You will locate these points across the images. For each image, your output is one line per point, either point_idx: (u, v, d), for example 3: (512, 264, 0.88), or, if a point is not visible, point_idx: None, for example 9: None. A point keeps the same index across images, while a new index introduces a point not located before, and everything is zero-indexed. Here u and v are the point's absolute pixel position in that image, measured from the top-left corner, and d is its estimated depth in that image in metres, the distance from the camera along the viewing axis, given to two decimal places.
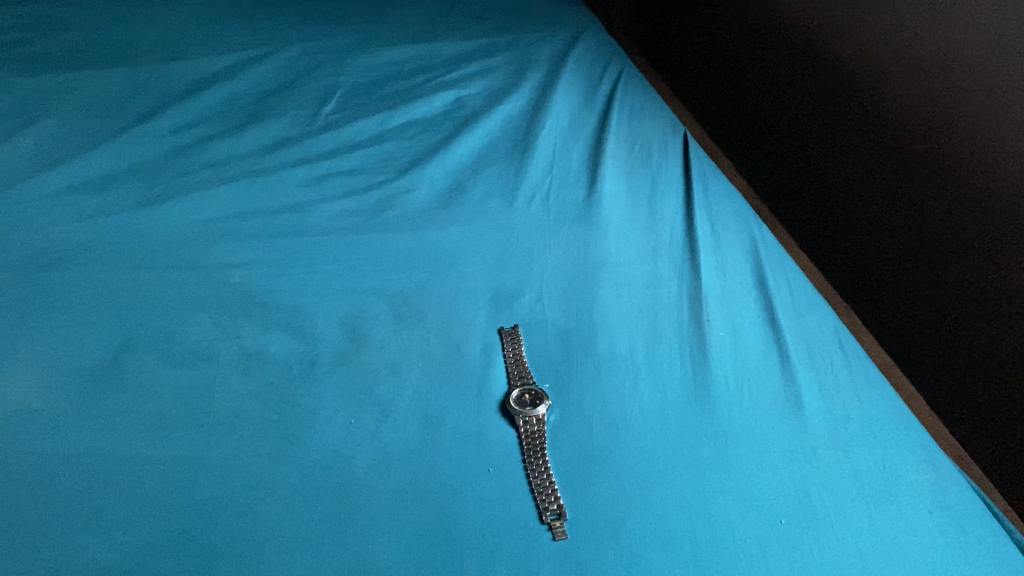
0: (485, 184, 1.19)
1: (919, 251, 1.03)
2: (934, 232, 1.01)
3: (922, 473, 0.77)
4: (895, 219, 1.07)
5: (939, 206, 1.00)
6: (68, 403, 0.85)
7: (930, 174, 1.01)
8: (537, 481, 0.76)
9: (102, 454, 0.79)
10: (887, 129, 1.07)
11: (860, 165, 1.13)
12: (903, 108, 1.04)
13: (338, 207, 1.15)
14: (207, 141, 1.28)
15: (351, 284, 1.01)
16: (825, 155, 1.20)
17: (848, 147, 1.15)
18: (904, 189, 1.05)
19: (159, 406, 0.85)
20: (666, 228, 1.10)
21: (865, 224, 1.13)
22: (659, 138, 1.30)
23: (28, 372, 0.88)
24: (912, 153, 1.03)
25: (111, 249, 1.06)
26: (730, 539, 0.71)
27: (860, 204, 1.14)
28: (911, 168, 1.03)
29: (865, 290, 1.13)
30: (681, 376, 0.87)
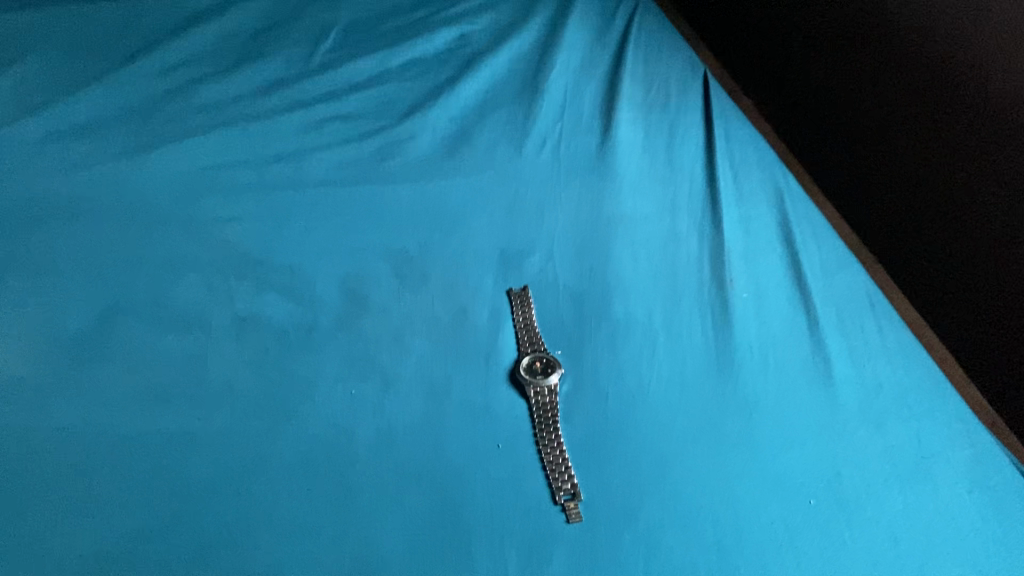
0: (492, 130, 1.12)
1: (928, 193, 0.95)
2: (943, 172, 0.92)
3: (961, 449, 0.72)
4: (906, 162, 0.98)
5: (947, 144, 0.91)
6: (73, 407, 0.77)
7: (937, 108, 0.92)
8: (552, 458, 0.72)
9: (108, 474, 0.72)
10: (894, 61, 0.98)
11: (867, 102, 1.04)
12: (909, 38, 0.95)
13: (336, 156, 1.08)
14: (197, 83, 1.21)
15: (351, 242, 0.95)
16: (840, 81, 1.09)
17: (853, 83, 1.06)
18: (911, 128, 0.96)
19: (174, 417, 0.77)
20: (685, 178, 1.03)
21: (884, 159, 1.02)
22: (677, 79, 1.22)
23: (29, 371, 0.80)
24: (919, 89, 0.94)
25: (99, 203, 1.00)
26: (755, 525, 0.67)
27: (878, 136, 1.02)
28: (918, 105, 0.95)
29: (884, 232, 1.03)
30: (702, 343, 0.82)
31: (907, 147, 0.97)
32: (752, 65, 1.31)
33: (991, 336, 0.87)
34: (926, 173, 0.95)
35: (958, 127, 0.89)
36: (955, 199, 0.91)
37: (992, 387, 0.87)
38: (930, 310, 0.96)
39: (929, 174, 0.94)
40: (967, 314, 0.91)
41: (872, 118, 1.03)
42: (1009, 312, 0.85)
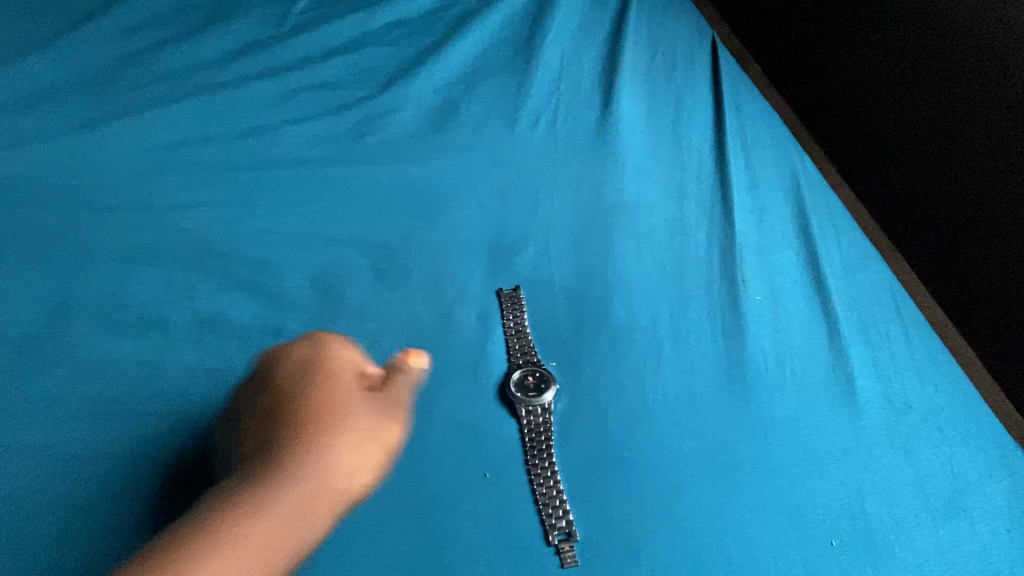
0: (482, 102, 1.02)
1: (964, 180, 0.87)
2: (986, 158, 0.84)
3: (997, 480, 0.66)
4: (946, 148, 0.89)
5: (994, 127, 0.83)
6: (331, 435, 0.56)
7: (986, 87, 0.84)
8: (545, 488, 0.64)
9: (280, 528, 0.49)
10: (936, 32, 0.89)
11: (896, 76, 0.95)
12: (959, 8, 0.87)
13: (310, 131, 0.99)
14: (161, 46, 1.09)
15: (325, 232, 0.87)
16: (870, 50, 0.98)
17: (881, 53, 0.97)
18: (951, 108, 0.88)
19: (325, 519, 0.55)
20: (693, 160, 0.94)
21: (917, 142, 0.92)
22: (684, 45, 1.12)
23: (362, 391, 0.62)
24: (965, 66, 0.86)
25: (45, 181, 0.90)
26: (774, 567, 0.60)
27: (911, 116, 0.93)
28: (962, 83, 0.86)
29: (906, 219, 0.95)
30: (713, 352, 0.74)
31: (944, 129, 0.89)
32: (758, 21, 1.19)
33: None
34: (965, 158, 0.87)
35: (1011, 109, 0.81)
36: (998, 188, 0.83)
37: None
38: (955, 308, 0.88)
39: (974, 165, 0.86)
40: (1000, 314, 0.84)
41: (906, 96, 0.94)
42: None
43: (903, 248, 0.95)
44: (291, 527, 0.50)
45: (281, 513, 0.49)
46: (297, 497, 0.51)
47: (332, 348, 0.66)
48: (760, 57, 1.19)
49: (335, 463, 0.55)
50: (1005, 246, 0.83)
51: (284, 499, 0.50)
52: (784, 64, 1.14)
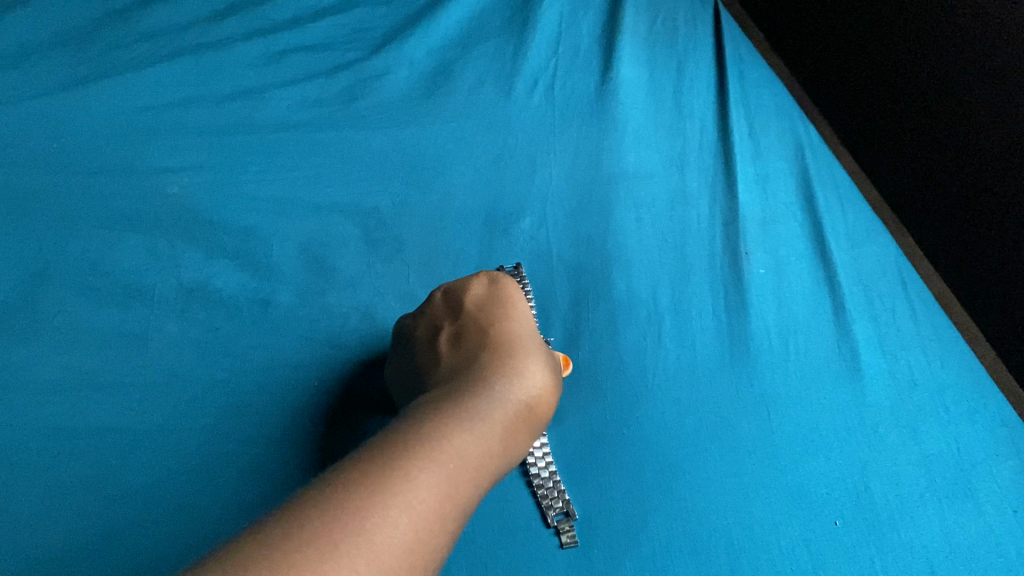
0: (478, 65, 0.98)
1: (969, 154, 0.85)
2: (997, 130, 0.81)
3: (1005, 460, 0.64)
4: (952, 124, 0.87)
5: (1006, 100, 0.80)
6: (516, 369, 0.53)
7: (999, 58, 0.80)
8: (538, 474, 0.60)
9: (480, 447, 0.45)
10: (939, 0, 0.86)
11: (898, 46, 0.92)
12: None
13: (299, 94, 0.95)
14: (144, 4, 1.04)
15: (314, 199, 0.84)
16: (874, 17, 0.95)
17: (885, 17, 0.94)
18: (963, 77, 0.85)
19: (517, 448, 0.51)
20: (694, 128, 0.92)
21: (924, 114, 0.90)
22: (686, 7, 1.07)
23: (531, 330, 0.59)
24: (978, 33, 0.82)
25: (24, 143, 0.86)
26: (776, 548, 0.59)
27: (917, 89, 0.91)
28: (975, 52, 0.83)
29: (910, 193, 0.93)
30: (714, 328, 0.72)
31: (953, 98, 0.86)
32: None
33: None
34: (976, 129, 0.84)
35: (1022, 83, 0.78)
36: (1002, 163, 0.81)
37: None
38: (960, 285, 0.86)
39: (979, 141, 0.84)
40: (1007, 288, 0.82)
41: (911, 66, 0.91)
42: None
43: (909, 223, 0.93)
44: (494, 451, 0.46)
45: (485, 437, 0.46)
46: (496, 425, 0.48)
47: (508, 287, 0.62)
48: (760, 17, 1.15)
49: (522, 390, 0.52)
50: (1011, 224, 0.81)
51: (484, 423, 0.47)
52: (784, 24, 1.10)
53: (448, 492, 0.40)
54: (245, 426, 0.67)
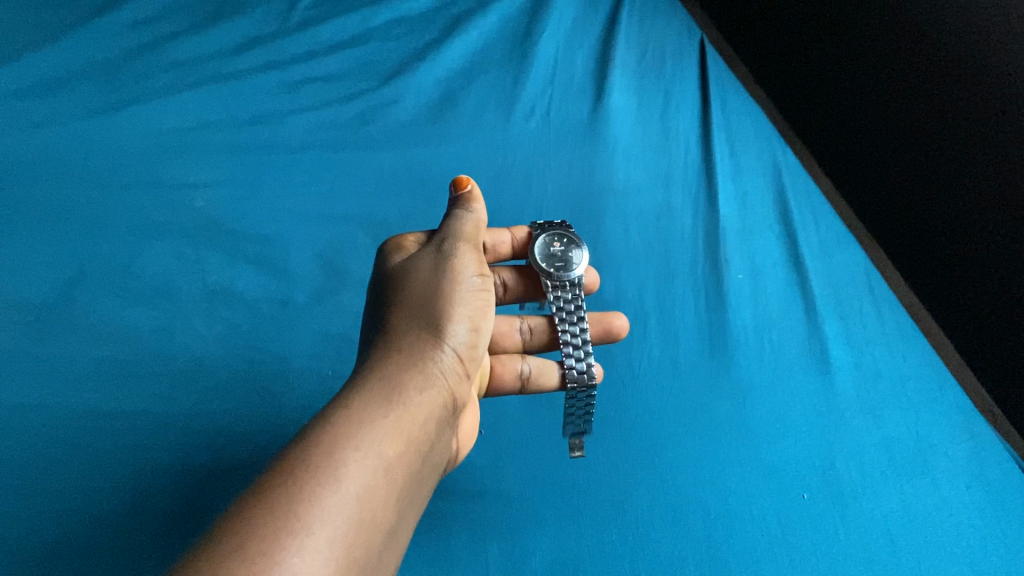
0: (480, 94, 1.07)
1: (928, 183, 0.93)
2: (969, 156, 0.87)
3: (960, 442, 0.70)
4: (914, 154, 0.95)
5: (977, 127, 0.86)
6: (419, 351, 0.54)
7: (951, 98, 0.89)
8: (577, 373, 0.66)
9: (385, 439, 0.46)
10: (900, 47, 0.95)
11: (869, 86, 1.01)
12: (917, 27, 0.93)
13: (314, 118, 1.03)
14: (170, 38, 1.13)
15: (329, 210, 0.92)
16: (848, 61, 1.05)
17: (856, 61, 1.03)
18: (924, 114, 0.93)
19: (441, 419, 0.52)
20: (679, 148, 0.99)
21: (891, 147, 0.98)
22: (674, 44, 1.16)
23: (428, 272, 0.59)
24: (952, 66, 0.88)
25: (63, 162, 0.94)
26: (747, 517, 0.64)
27: (885, 124, 0.99)
28: (948, 84, 0.89)
29: (884, 215, 1.00)
30: (695, 325, 0.78)
31: (913, 134, 0.95)
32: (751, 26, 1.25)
33: (994, 329, 0.85)
34: (932, 161, 0.92)
35: (992, 111, 0.84)
36: (956, 190, 0.89)
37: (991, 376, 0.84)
38: (929, 295, 0.93)
39: (936, 171, 0.92)
40: (973, 305, 0.87)
41: (879, 105, 1.00)
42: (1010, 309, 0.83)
43: (883, 241, 1.00)
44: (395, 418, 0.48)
45: (389, 434, 0.46)
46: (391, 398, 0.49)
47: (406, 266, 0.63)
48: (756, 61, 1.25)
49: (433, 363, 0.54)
50: (967, 243, 0.88)
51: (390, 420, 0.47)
52: (775, 68, 1.20)
53: (351, 505, 0.41)
54: (264, 409, 0.73)
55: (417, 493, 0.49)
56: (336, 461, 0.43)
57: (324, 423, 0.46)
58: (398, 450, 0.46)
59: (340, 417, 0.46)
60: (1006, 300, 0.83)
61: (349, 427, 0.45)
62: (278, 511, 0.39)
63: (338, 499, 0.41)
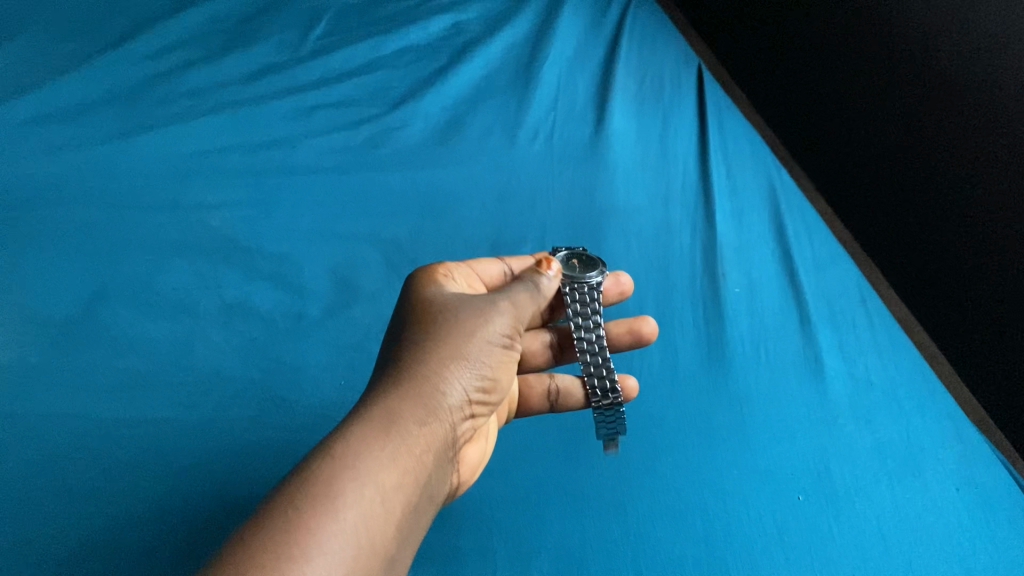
0: (485, 118, 1.11)
1: (919, 208, 0.98)
2: (968, 170, 0.90)
3: (949, 446, 0.72)
4: (905, 182, 1.00)
5: (976, 141, 0.89)
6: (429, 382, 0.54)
7: (939, 135, 0.94)
8: (598, 391, 0.71)
9: (385, 473, 0.47)
10: (892, 84, 1.01)
11: (861, 117, 1.06)
12: (907, 67, 0.98)
13: (326, 142, 1.07)
14: (187, 67, 1.17)
15: (341, 229, 0.95)
16: (841, 92, 1.10)
17: (849, 94, 1.08)
18: (915, 146, 0.98)
19: (439, 453, 0.53)
20: (678, 169, 1.03)
21: (883, 173, 1.03)
22: (672, 70, 1.20)
23: (451, 306, 0.59)
24: (950, 86, 0.92)
25: (85, 185, 0.98)
26: (745, 517, 0.66)
27: (877, 154, 1.04)
28: (946, 102, 0.93)
29: (878, 235, 1.05)
30: (694, 336, 0.81)
31: (904, 163, 0.99)
32: (749, 54, 1.30)
33: (984, 342, 0.88)
34: (923, 189, 0.97)
35: (991, 125, 0.87)
36: (944, 217, 0.94)
37: (981, 385, 0.87)
38: (922, 309, 0.96)
39: (925, 198, 0.97)
40: (972, 317, 0.90)
41: (872, 134, 1.05)
42: (999, 325, 0.87)
43: (879, 259, 1.04)
44: (396, 455, 0.49)
45: (388, 471, 0.47)
46: (394, 433, 0.50)
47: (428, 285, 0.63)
48: (753, 86, 1.30)
49: (440, 396, 0.54)
50: (956, 263, 0.93)
51: (389, 458, 0.48)
52: (771, 93, 1.25)
53: (345, 539, 0.43)
54: (278, 418, 0.76)
55: (414, 524, 0.50)
56: (333, 494, 0.44)
57: (328, 453, 0.47)
58: (393, 483, 0.47)
59: (339, 449, 0.47)
60: (994, 316, 0.88)
61: (346, 460, 0.46)
62: (276, 541, 0.40)
63: (333, 533, 0.42)
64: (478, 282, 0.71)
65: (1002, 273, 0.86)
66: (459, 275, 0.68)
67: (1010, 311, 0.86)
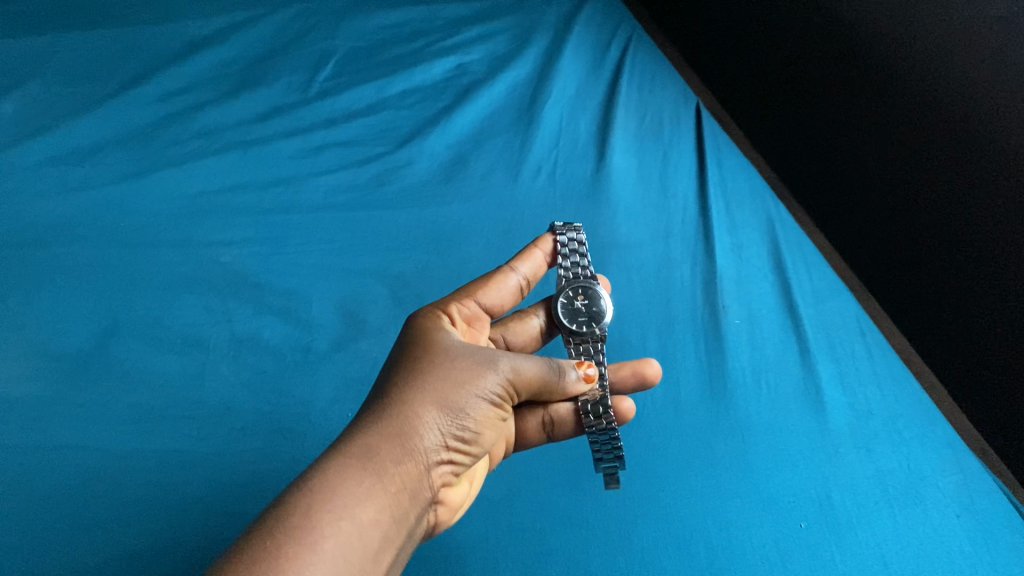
0: (488, 157, 1.13)
1: (915, 245, 1.00)
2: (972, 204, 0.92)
3: (950, 474, 0.73)
4: (901, 223, 1.02)
5: (978, 184, 0.92)
6: (416, 420, 0.53)
7: (937, 181, 0.97)
8: (592, 414, 0.68)
9: (363, 515, 0.46)
10: (889, 130, 1.03)
11: (857, 159, 1.09)
12: (904, 115, 1.01)
13: (333, 180, 1.09)
14: (197, 109, 1.20)
15: (348, 264, 0.97)
16: (836, 134, 1.13)
17: (845, 137, 1.11)
18: (911, 190, 1.00)
19: (422, 490, 0.52)
20: (678, 206, 1.05)
21: (879, 211, 1.05)
22: (671, 109, 1.23)
23: (448, 349, 0.58)
24: (952, 123, 0.94)
25: (98, 224, 1.00)
26: (749, 546, 0.67)
27: (874, 194, 1.06)
28: (947, 148, 0.95)
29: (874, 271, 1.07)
30: (695, 368, 0.83)
31: (901, 204, 1.02)
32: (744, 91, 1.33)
33: (985, 373, 0.90)
34: (920, 231, 0.99)
35: (996, 162, 0.89)
36: (940, 254, 0.97)
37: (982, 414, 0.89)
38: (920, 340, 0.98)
39: (922, 237, 0.99)
40: (971, 348, 0.92)
41: (867, 175, 1.07)
42: (998, 357, 0.89)
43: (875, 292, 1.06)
44: (375, 496, 0.48)
45: (366, 513, 0.47)
46: (374, 474, 0.49)
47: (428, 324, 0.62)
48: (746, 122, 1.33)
49: (427, 437, 0.53)
50: (952, 298, 0.95)
51: (368, 500, 0.47)
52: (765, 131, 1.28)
53: (322, 572, 0.43)
54: (287, 449, 0.77)
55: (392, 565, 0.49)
56: (311, 537, 0.43)
57: (307, 492, 0.46)
58: (372, 522, 0.47)
59: (317, 483, 0.47)
60: (993, 349, 0.90)
61: (323, 493, 0.46)
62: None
63: (312, 565, 0.42)
64: (484, 319, 0.70)
65: (999, 312, 0.89)
66: (459, 318, 0.67)
67: (1008, 346, 0.88)
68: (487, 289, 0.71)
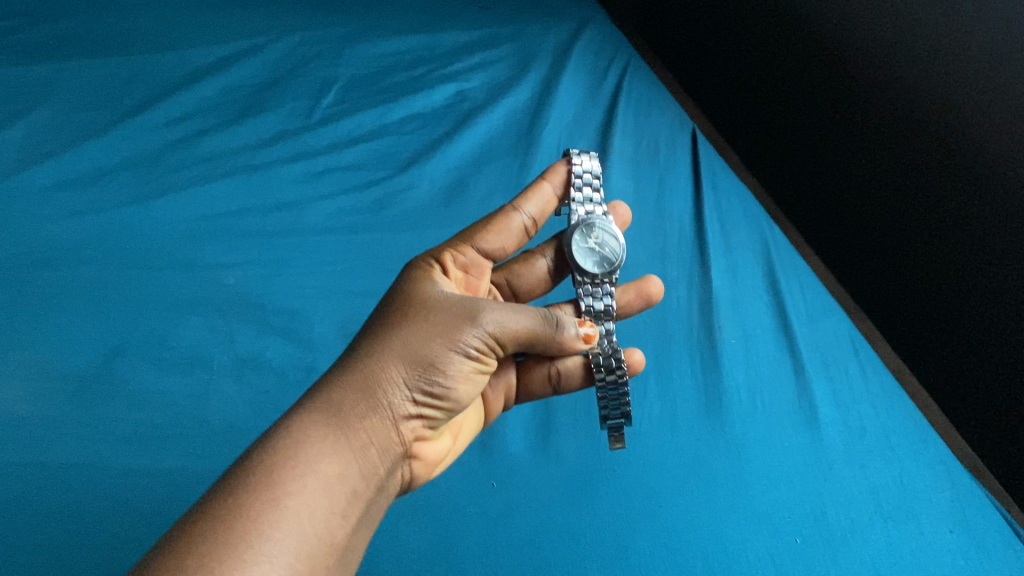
0: (488, 181, 1.16)
1: (906, 261, 1.02)
2: (964, 205, 0.94)
3: (943, 490, 0.75)
4: (890, 237, 1.04)
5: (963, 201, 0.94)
6: (387, 376, 0.54)
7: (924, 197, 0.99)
8: (603, 367, 0.71)
9: (325, 471, 0.48)
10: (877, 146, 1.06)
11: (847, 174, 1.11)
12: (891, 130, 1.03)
13: (335, 205, 1.11)
14: (201, 135, 1.22)
15: (350, 286, 0.99)
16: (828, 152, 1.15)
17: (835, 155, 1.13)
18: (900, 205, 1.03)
19: (390, 443, 0.54)
20: (674, 227, 1.07)
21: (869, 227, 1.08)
22: (667, 133, 1.26)
23: (427, 304, 0.58)
24: (941, 130, 0.96)
25: (104, 247, 1.02)
26: (745, 560, 0.68)
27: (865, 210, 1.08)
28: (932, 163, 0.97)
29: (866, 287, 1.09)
30: (692, 385, 0.84)
31: (890, 219, 1.04)
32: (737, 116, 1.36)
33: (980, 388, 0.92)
34: (908, 246, 1.01)
35: (984, 174, 0.91)
36: (930, 272, 0.99)
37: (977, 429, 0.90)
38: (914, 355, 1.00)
39: (912, 251, 1.01)
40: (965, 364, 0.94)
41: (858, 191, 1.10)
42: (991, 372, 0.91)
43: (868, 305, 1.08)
44: (338, 451, 0.49)
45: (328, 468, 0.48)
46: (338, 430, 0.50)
47: (414, 281, 0.62)
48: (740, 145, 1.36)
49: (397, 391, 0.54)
50: (943, 315, 0.97)
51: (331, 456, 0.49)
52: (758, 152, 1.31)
53: (286, 527, 0.44)
54: None
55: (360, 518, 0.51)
56: (272, 493, 0.45)
57: (271, 448, 0.48)
58: (334, 479, 0.48)
59: (283, 439, 0.49)
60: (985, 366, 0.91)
61: (289, 451, 0.48)
62: (218, 527, 0.43)
63: (277, 519, 0.44)
64: (484, 264, 0.71)
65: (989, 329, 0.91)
66: (455, 267, 0.68)
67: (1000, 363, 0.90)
68: (487, 235, 0.71)
